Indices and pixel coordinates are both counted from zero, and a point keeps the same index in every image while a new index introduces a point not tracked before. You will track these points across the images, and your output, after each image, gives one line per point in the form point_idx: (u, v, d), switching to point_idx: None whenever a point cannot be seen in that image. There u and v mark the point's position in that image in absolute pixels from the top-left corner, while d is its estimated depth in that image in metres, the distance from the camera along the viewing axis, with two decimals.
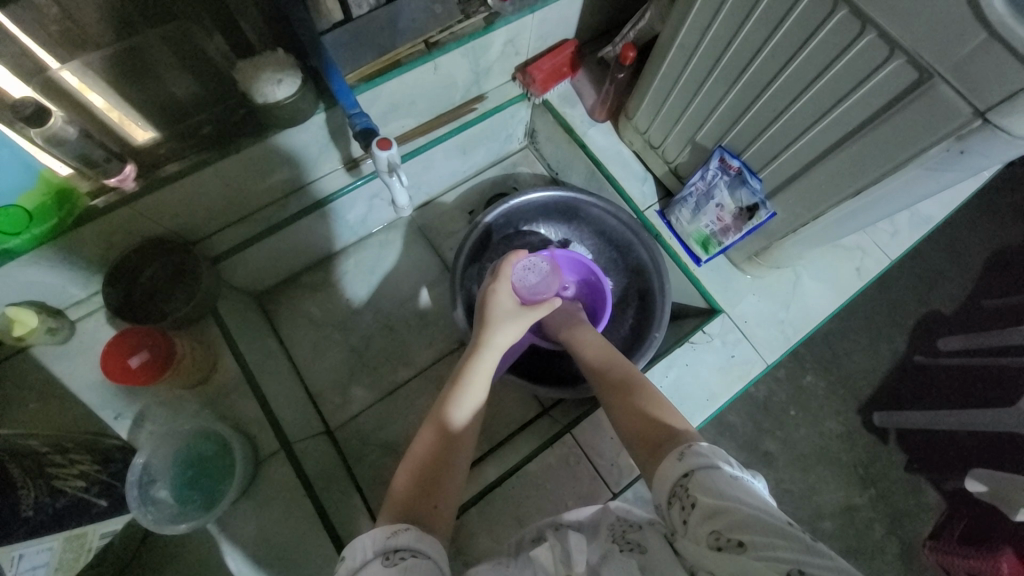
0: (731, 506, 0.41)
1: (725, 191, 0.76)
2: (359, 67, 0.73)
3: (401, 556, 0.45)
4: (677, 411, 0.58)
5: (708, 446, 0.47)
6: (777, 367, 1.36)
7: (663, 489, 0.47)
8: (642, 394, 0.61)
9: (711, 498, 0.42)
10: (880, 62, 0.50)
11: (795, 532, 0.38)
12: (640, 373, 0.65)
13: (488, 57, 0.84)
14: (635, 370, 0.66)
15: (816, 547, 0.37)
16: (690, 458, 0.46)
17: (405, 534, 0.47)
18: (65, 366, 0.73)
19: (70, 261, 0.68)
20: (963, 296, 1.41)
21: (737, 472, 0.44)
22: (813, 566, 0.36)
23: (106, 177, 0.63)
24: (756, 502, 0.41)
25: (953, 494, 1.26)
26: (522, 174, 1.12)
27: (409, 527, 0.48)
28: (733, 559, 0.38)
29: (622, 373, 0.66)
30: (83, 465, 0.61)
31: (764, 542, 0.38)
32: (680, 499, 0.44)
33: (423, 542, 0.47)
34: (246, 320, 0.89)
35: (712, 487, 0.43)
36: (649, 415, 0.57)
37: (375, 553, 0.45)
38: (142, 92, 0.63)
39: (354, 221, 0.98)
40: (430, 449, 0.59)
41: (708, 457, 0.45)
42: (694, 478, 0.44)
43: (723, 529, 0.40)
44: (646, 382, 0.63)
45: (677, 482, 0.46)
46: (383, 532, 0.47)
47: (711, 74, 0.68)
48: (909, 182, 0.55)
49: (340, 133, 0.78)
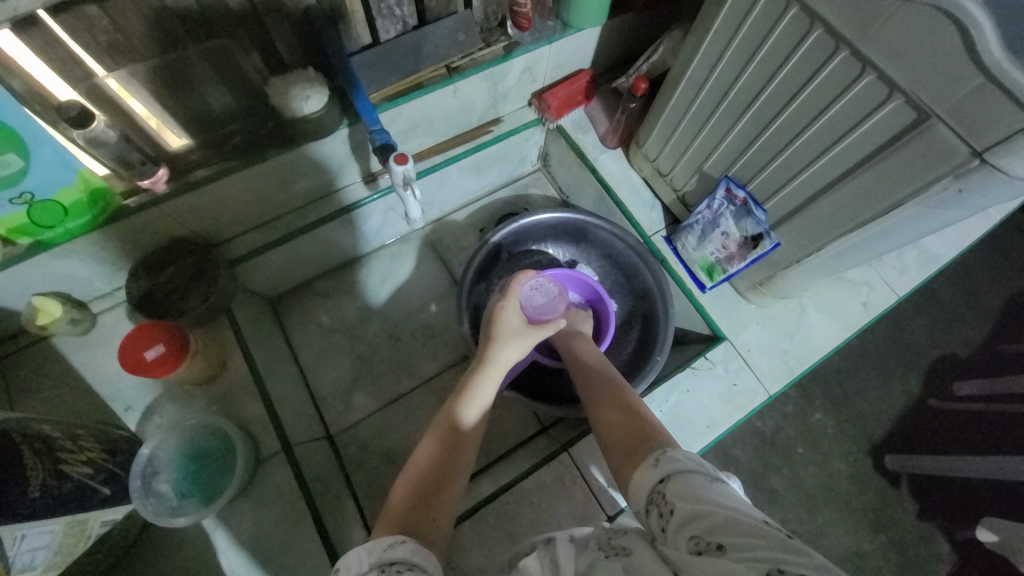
0: (708, 509, 0.41)
1: (730, 221, 0.77)
2: (382, 87, 0.77)
3: (398, 569, 0.45)
4: (657, 421, 0.58)
5: (681, 451, 0.49)
6: (786, 403, 1.34)
7: (641, 497, 0.48)
8: (617, 399, 0.64)
9: (688, 504, 0.43)
10: (879, 102, 0.52)
11: (772, 531, 0.39)
12: (627, 383, 0.66)
13: (506, 83, 0.88)
14: (625, 381, 0.68)
15: (794, 544, 0.37)
16: (664, 464, 0.49)
17: (402, 547, 0.47)
18: (82, 356, 0.76)
19: (98, 255, 0.72)
20: (979, 339, 1.39)
21: (711, 475, 0.46)
22: (791, 564, 0.35)
23: (139, 179, 0.67)
24: (734, 502, 0.42)
25: (968, 547, 1.21)
26: (534, 196, 1.15)
27: (405, 541, 0.48)
28: (713, 560, 0.38)
29: (603, 381, 0.68)
30: (92, 452, 0.62)
31: (740, 541, 0.38)
32: (658, 506, 0.46)
33: (418, 556, 0.47)
34: (258, 323, 0.91)
35: (687, 492, 0.44)
36: (625, 421, 0.60)
37: (371, 565, 0.45)
38: (181, 102, 0.67)
39: (369, 232, 1.01)
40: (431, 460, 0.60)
41: (683, 463, 0.47)
42: (670, 483, 0.46)
43: (701, 532, 0.40)
44: (627, 389, 0.66)
45: (654, 488, 0.47)
46: (379, 545, 0.47)
47: (719, 107, 0.71)
48: (910, 218, 0.56)
49: (361, 148, 0.82)
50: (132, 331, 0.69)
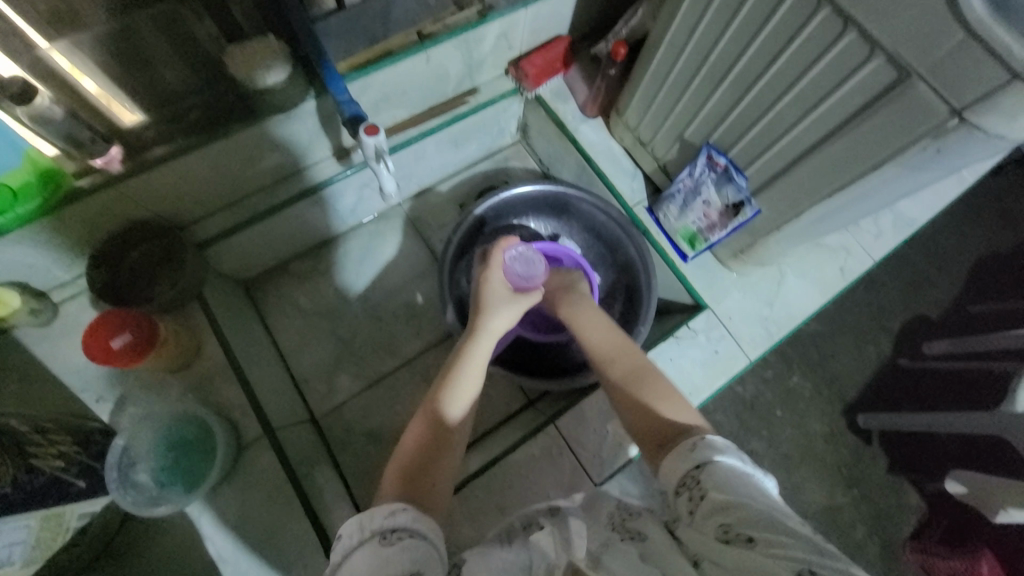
0: (742, 503, 0.42)
1: (711, 188, 0.76)
2: (350, 56, 0.73)
3: (398, 535, 0.45)
4: (683, 405, 0.58)
5: (718, 438, 0.49)
6: (765, 369, 1.37)
7: (673, 478, 0.49)
8: (644, 388, 0.62)
9: (723, 494, 0.43)
10: (861, 61, 0.51)
11: (808, 535, 0.39)
12: (647, 362, 0.66)
13: (481, 50, 0.84)
14: (641, 357, 0.67)
15: (831, 553, 0.37)
16: (700, 450, 0.48)
17: (403, 514, 0.47)
18: (47, 348, 0.73)
19: (53, 241, 0.68)
20: (949, 301, 1.43)
21: (749, 469, 0.46)
22: (824, 567, 0.36)
23: (91, 158, 0.63)
24: (768, 499, 0.42)
25: (933, 497, 1.28)
26: (514, 169, 1.12)
27: (406, 507, 0.48)
28: (741, 552, 0.39)
29: (621, 365, 0.66)
30: (62, 445, 0.60)
31: (774, 540, 0.38)
32: (690, 489, 0.46)
33: (419, 523, 0.47)
34: (232, 307, 0.88)
35: (723, 481, 0.44)
36: (654, 412, 0.58)
37: (374, 529, 0.45)
38: (130, 73, 0.63)
39: (344, 210, 0.98)
40: (421, 440, 0.59)
41: (721, 451, 0.47)
42: (706, 470, 0.46)
43: (732, 523, 0.41)
44: (652, 374, 0.64)
45: (688, 473, 0.47)
46: (381, 511, 0.47)
47: (699, 71, 0.69)
48: (888, 179, 0.56)
49: (330, 121, 0.79)
50: (86, 331, 0.65)
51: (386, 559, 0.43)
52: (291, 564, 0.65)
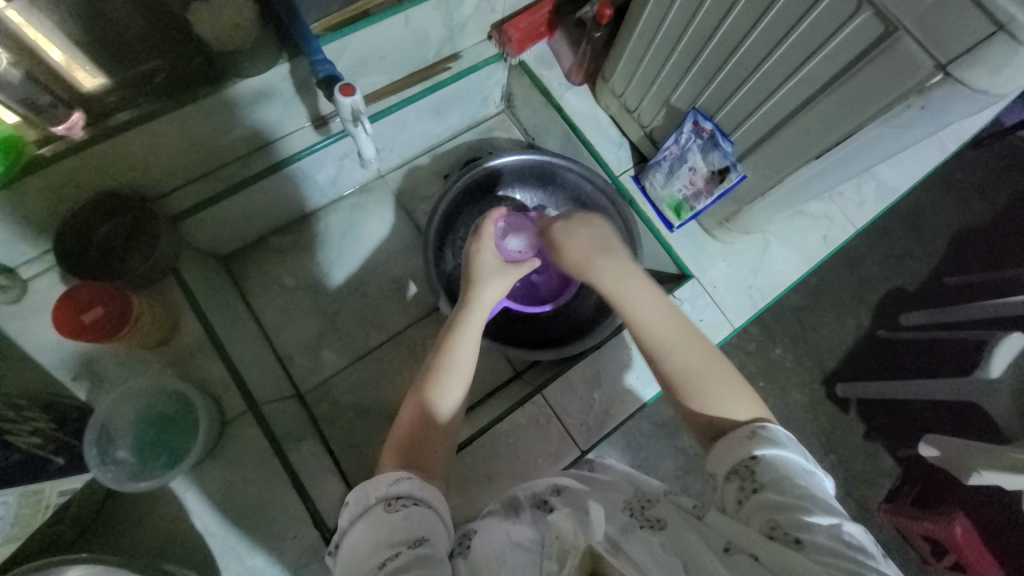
0: (795, 503, 0.44)
1: (697, 155, 0.76)
2: (324, 16, 0.70)
3: (403, 503, 0.46)
4: (740, 400, 0.55)
5: (778, 430, 0.50)
6: (749, 340, 1.39)
7: (723, 463, 0.50)
8: (703, 384, 0.56)
9: (778, 493, 0.45)
10: (850, 15, 0.50)
11: (855, 543, 0.41)
12: (704, 341, 0.59)
13: (462, 11, 0.81)
14: (696, 334, 0.60)
15: (873, 561, 0.40)
16: (760, 442, 0.49)
17: (409, 482, 0.48)
18: (18, 325, 0.69)
19: (16, 213, 0.65)
20: (927, 272, 1.46)
21: (806, 465, 0.48)
22: None
23: (53, 125, 0.59)
24: (819, 499, 0.44)
25: (907, 460, 1.33)
26: (498, 140, 1.10)
27: (412, 476, 0.49)
28: (789, 550, 0.41)
29: (682, 358, 0.57)
30: (38, 422, 0.59)
31: (822, 546, 0.41)
32: (742, 478, 0.47)
33: (425, 492, 0.48)
34: (211, 282, 0.86)
35: (778, 478, 0.46)
36: (714, 412, 0.54)
37: (378, 499, 0.47)
38: (88, 30, 0.57)
39: (324, 182, 0.95)
40: (411, 428, 0.56)
41: (781, 443, 0.49)
42: (763, 462, 0.48)
43: (782, 522, 0.43)
44: (711, 363, 0.57)
45: (743, 461, 0.48)
46: (387, 479, 0.48)
47: (686, 32, 0.68)
48: (873, 140, 0.55)
49: (305, 86, 0.75)
50: (58, 319, 0.63)
51: (389, 524, 0.45)
52: (281, 534, 0.65)
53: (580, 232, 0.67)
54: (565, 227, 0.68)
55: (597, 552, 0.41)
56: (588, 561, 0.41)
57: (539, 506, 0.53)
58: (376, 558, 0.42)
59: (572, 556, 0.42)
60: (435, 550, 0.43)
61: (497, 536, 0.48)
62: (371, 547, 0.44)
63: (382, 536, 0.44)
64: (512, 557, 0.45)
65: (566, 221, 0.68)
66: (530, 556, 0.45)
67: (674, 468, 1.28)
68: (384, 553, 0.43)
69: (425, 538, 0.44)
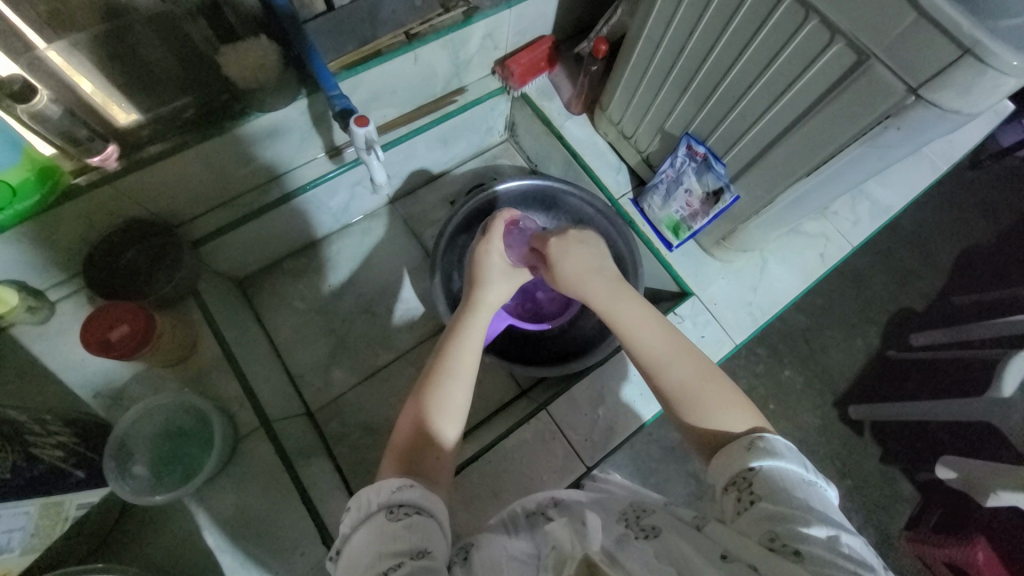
0: (792, 514, 0.44)
1: (692, 177, 0.79)
2: (340, 56, 0.75)
3: (405, 511, 0.47)
4: (725, 407, 0.57)
5: (777, 441, 0.51)
6: (757, 363, 1.39)
7: (723, 475, 0.51)
8: (696, 397, 0.58)
9: (774, 504, 0.45)
10: (824, 46, 0.54)
11: (854, 557, 0.41)
12: (691, 354, 0.62)
13: (467, 50, 0.87)
14: (683, 346, 0.63)
15: (871, 575, 0.39)
16: (758, 453, 0.50)
17: (411, 490, 0.49)
18: (44, 345, 0.73)
19: (50, 239, 0.69)
20: (934, 292, 1.46)
21: (807, 477, 0.48)
22: None
23: (88, 156, 0.64)
24: (819, 512, 0.44)
25: (927, 485, 1.29)
26: (502, 166, 1.15)
27: (414, 484, 0.50)
28: (785, 561, 0.40)
29: (671, 370, 0.60)
30: (62, 436, 0.62)
31: (818, 557, 0.40)
32: (740, 490, 0.48)
33: (428, 501, 0.49)
34: (228, 304, 0.90)
35: (775, 490, 0.46)
36: (704, 420, 0.56)
37: (379, 505, 0.48)
38: (125, 72, 0.65)
39: (336, 208, 1.00)
40: (413, 436, 0.58)
41: (779, 454, 0.50)
42: (759, 472, 0.49)
43: (780, 533, 0.42)
44: (701, 373, 0.60)
45: (741, 473, 0.50)
46: (390, 485, 0.49)
47: (676, 64, 0.72)
48: (856, 158, 0.59)
49: (321, 120, 0.81)
50: (89, 345, 0.66)
51: (393, 533, 0.45)
52: (289, 551, 0.65)
53: (571, 249, 0.68)
54: (561, 244, 0.68)
55: (593, 560, 0.41)
56: (586, 564, 0.40)
57: (543, 522, 0.53)
58: (379, 565, 0.43)
59: (568, 564, 0.41)
60: (435, 562, 0.44)
61: (497, 549, 0.49)
62: (374, 554, 0.44)
63: (383, 544, 0.45)
64: (511, 566, 0.46)
65: (561, 237, 0.69)
66: (531, 566, 0.45)
67: (685, 494, 1.25)
68: (387, 561, 0.44)
69: (427, 549, 0.45)
